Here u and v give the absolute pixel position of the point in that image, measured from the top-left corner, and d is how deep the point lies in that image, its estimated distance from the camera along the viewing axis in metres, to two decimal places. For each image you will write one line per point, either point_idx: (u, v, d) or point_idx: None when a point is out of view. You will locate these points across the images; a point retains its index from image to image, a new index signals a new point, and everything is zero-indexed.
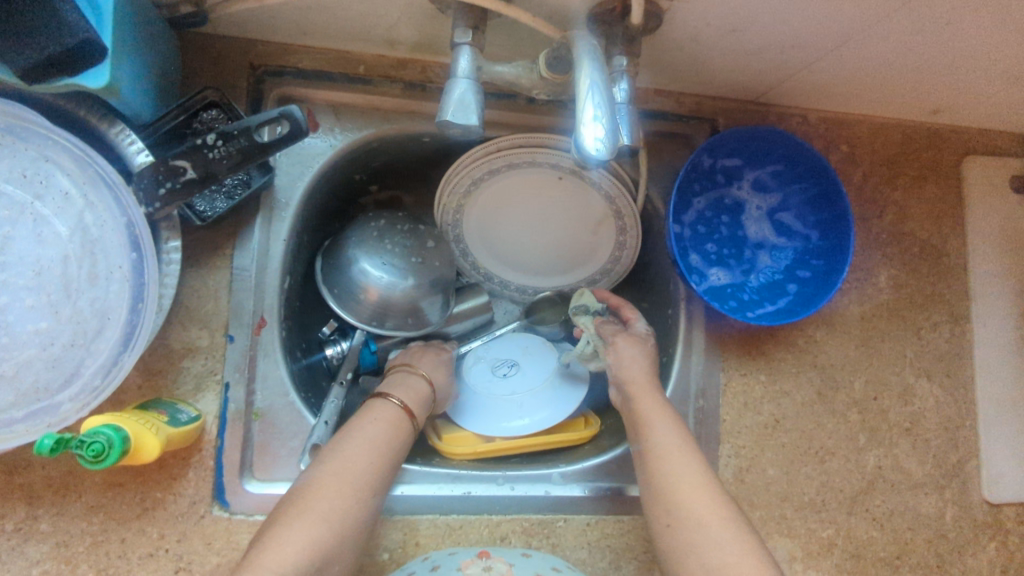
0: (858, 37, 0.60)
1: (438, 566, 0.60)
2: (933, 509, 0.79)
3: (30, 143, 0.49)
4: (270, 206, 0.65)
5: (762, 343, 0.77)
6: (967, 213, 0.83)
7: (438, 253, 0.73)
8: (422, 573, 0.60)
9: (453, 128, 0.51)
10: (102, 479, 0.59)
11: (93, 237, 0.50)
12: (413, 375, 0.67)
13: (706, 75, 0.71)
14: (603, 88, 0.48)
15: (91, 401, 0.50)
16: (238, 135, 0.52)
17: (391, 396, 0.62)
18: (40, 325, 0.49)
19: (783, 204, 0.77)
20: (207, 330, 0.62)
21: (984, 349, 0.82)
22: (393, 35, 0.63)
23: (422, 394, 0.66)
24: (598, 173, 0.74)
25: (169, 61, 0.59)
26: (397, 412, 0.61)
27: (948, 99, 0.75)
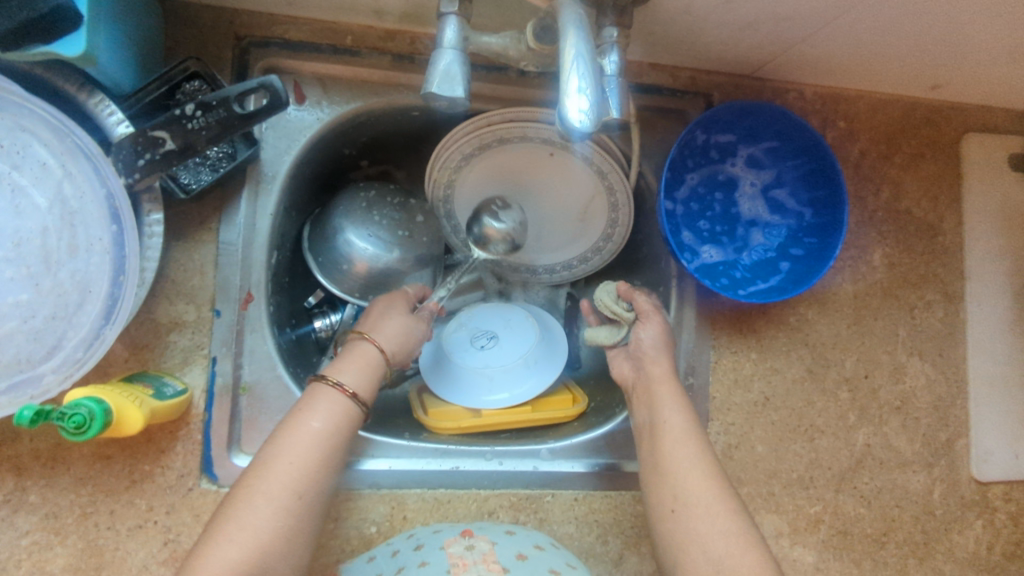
0: (856, 11, 0.59)
1: (422, 545, 0.60)
2: (921, 487, 0.80)
3: (7, 110, 0.49)
4: (255, 178, 0.64)
5: (752, 321, 0.76)
6: (963, 192, 0.82)
7: (426, 228, 0.74)
8: (406, 552, 0.60)
9: (438, 101, 0.50)
10: (91, 451, 0.60)
11: (72, 208, 0.50)
12: (360, 344, 0.60)
13: (700, 48, 0.69)
14: (589, 59, 0.46)
15: (73, 373, 0.50)
16: (217, 105, 0.51)
17: (330, 382, 0.56)
18: (20, 297, 0.49)
19: (777, 181, 0.76)
20: (193, 305, 0.62)
21: (977, 329, 0.82)
22: (380, 5, 0.62)
23: (370, 367, 0.59)
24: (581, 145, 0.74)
25: (152, 30, 0.58)
26: (337, 401, 0.56)
27: (947, 75, 0.74)
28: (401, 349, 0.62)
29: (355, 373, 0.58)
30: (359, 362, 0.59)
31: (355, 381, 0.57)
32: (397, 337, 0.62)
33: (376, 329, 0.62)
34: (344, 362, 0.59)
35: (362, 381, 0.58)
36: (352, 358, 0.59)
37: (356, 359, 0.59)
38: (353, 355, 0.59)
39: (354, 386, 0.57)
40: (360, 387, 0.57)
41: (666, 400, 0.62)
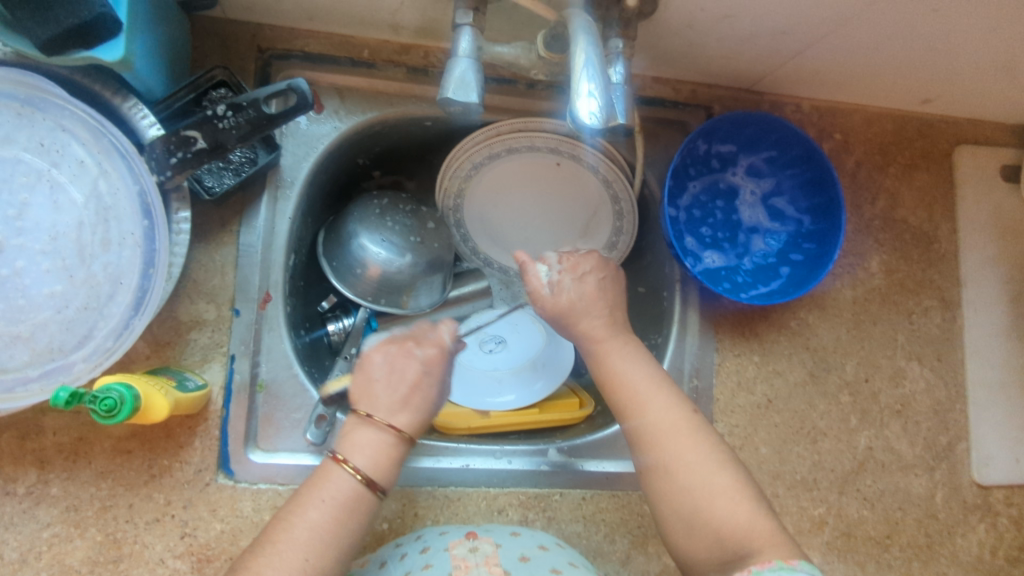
0: (847, 25, 0.62)
1: (427, 548, 0.61)
2: (923, 490, 0.80)
3: (48, 114, 0.54)
4: (276, 183, 0.67)
5: (754, 324, 0.78)
6: (957, 201, 0.84)
7: (437, 235, 0.76)
8: (412, 555, 0.61)
9: (454, 106, 0.53)
10: (112, 446, 0.61)
11: (106, 205, 0.55)
12: (381, 426, 0.57)
13: (700, 62, 0.73)
14: (598, 65, 0.49)
15: (102, 361, 0.55)
16: (247, 106, 0.55)
17: (346, 467, 0.55)
18: (55, 288, 0.54)
19: (776, 189, 0.79)
20: (214, 304, 0.64)
21: (974, 334, 0.83)
22: (397, 19, 0.66)
23: (393, 453, 0.57)
24: (591, 151, 0.78)
25: (181, 40, 0.61)
26: (352, 487, 0.54)
27: (937, 87, 0.77)
28: (423, 428, 0.59)
29: (376, 462, 0.56)
30: (381, 450, 0.56)
31: (376, 470, 0.55)
32: (418, 410, 0.59)
33: (400, 410, 0.58)
34: (362, 445, 0.56)
35: (385, 470, 0.56)
36: (372, 443, 0.56)
37: (376, 445, 0.56)
38: (373, 440, 0.56)
39: (376, 476, 0.55)
40: (383, 476, 0.56)
41: (648, 393, 0.60)
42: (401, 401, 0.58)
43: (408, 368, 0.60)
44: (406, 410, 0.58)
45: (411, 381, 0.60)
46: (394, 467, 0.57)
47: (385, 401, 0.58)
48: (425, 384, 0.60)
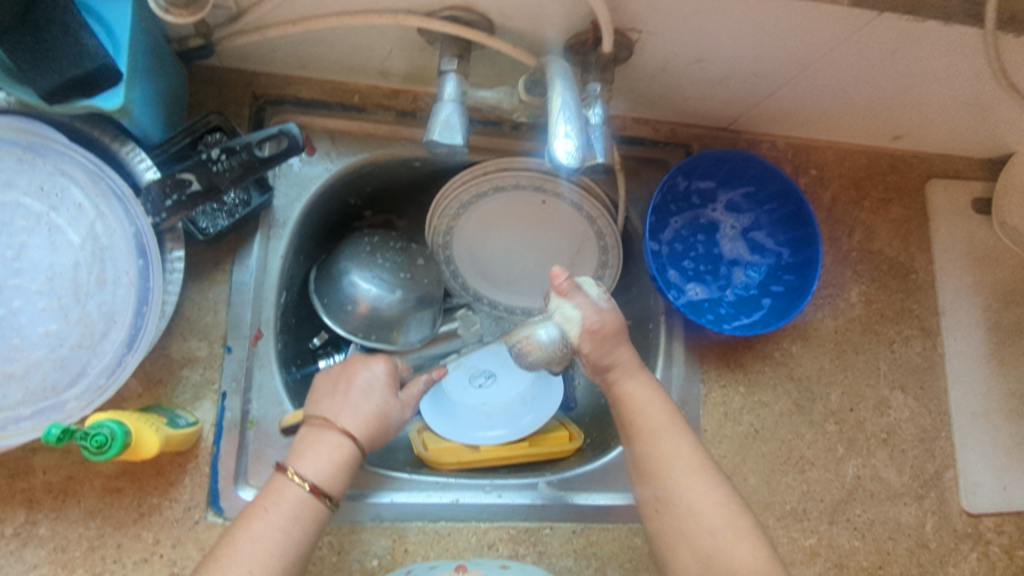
0: (813, 66, 0.66)
1: None
2: (914, 519, 0.80)
3: (48, 159, 0.56)
4: (268, 223, 0.69)
5: (738, 355, 0.79)
6: (932, 233, 0.86)
7: (426, 271, 0.77)
8: None
9: (439, 147, 0.55)
10: (101, 484, 0.61)
11: (102, 245, 0.57)
12: (326, 434, 0.60)
13: (677, 103, 0.76)
14: (574, 108, 0.52)
15: (94, 399, 0.56)
16: (240, 149, 0.58)
17: (291, 474, 0.57)
18: (50, 327, 0.56)
19: (755, 224, 0.81)
20: (206, 341, 0.65)
21: (956, 362, 0.84)
22: (386, 66, 0.69)
23: (339, 460, 0.59)
24: (569, 185, 0.79)
25: (179, 88, 0.64)
26: (299, 493, 0.57)
27: (905, 125, 0.80)
28: (370, 438, 0.62)
29: (324, 469, 0.58)
30: (326, 455, 0.59)
31: (322, 476, 0.58)
32: (361, 419, 0.62)
33: (345, 418, 0.61)
34: (311, 453, 0.59)
35: (331, 476, 0.58)
36: (319, 451, 0.59)
37: (323, 453, 0.59)
38: (319, 447, 0.59)
39: (322, 482, 0.58)
40: (329, 483, 0.58)
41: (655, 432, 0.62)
42: (345, 409, 0.62)
43: (354, 379, 0.64)
44: (351, 417, 0.62)
45: (357, 392, 0.64)
46: (344, 474, 0.59)
47: (332, 410, 0.62)
48: (371, 393, 0.64)
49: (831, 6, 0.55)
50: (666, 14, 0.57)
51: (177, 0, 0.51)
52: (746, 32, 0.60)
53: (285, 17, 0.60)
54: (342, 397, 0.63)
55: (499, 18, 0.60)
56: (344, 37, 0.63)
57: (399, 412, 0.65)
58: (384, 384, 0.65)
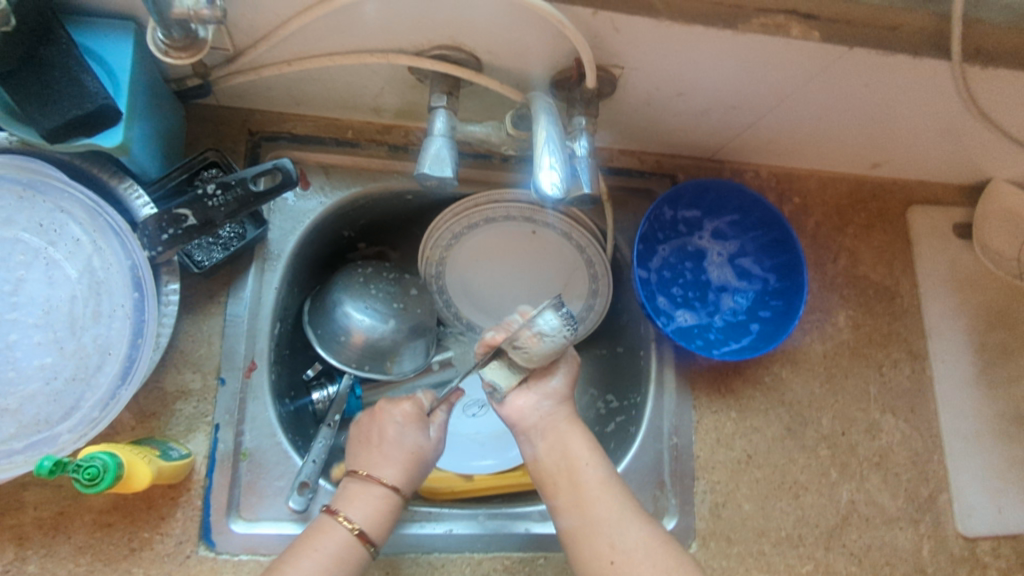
0: (790, 99, 0.68)
1: None
2: (909, 543, 0.79)
3: (47, 196, 0.57)
4: (263, 255, 0.70)
5: (729, 380, 0.80)
6: (914, 257, 0.88)
7: (419, 301, 0.79)
8: None
9: (430, 179, 0.57)
10: (93, 519, 0.61)
11: (99, 279, 0.58)
12: (371, 484, 0.62)
13: (661, 135, 0.78)
14: (558, 141, 0.54)
15: (87, 431, 0.56)
16: (235, 185, 0.59)
17: (339, 518, 0.60)
18: (45, 360, 0.56)
19: (742, 250, 0.83)
20: (200, 373, 0.66)
21: (945, 385, 0.85)
22: (378, 102, 0.71)
23: (385, 508, 0.62)
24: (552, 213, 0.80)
25: (176, 127, 0.66)
26: (346, 536, 0.59)
27: (883, 153, 0.83)
28: (413, 485, 0.64)
29: (368, 516, 0.61)
30: (373, 504, 0.61)
31: (369, 524, 0.60)
32: (407, 469, 0.64)
33: (387, 467, 0.63)
34: (358, 500, 0.61)
35: (376, 524, 0.60)
36: (364, 499, 0.61)
37: (368, 501, 0.61)
38: (365, 496, 0.62)
39: (368, 529, 0.60)
40: (375, 530, 0.60)
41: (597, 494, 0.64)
42: (387, 458, 0.64)
43: (387, 430, 0.65)
44: (391, 467, 0.63)
45: (389, 440, 0.65)
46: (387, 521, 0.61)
47: (369, 461, 0.64)
48: (407, 440, 0.65)
49: (802, 42, 0.58)
50: (647, 50, 0.60)
51: (176, 43, 0.53)
52: (723, 67, 0.63)
53: (281, 57, 0.62)
54: (378, 444, 0.65)
55: (487, 57, 0.63)
56: (337, 76, 0.65)
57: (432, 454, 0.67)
58: (420, 432, 0.66)
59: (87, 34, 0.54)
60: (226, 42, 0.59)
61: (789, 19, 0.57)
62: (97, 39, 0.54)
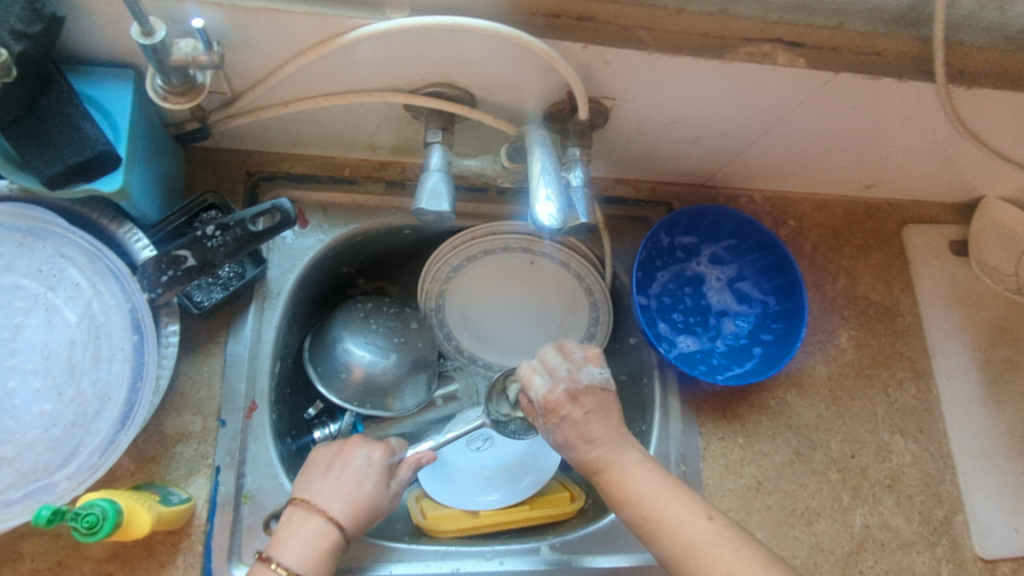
0: (780, 124, 0.69)
1: None
2: (928, 568, 0.77)
3: (48, 242, 0.58)
4: (262, 294, 0.70)
5: (735, 406, 0.79)
6: (913, 276, 0.88)
7: (420, 335, 0.79)
8: None
9: (427, 214, 0.57)
10: (91, 569, 0.60)
11: (98, 322, 0.58)
12: (313, 519, 0.58)
13: (655, 163, 0.79)
14: (553, 172, 0.55)
15: (86, 478, 0.55)
16: (234, 225, 0.59)
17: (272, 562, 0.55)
18: (44, 407, 0.56)
19: (740, 274, 0.83)
20: (200, 416, 0.65)
21: (953, 403, 0.84)
22: (374, 140, 0.72)
23: (325, 547, 0.57)
24: (550, 243, 0.81)
25: (175, 170, 0.67)
26: None
27: (874, 175, 0.83)
28: (359, 525, 0.60)
29: (308, 558, 0.56)
30: (309, 542, 0.57)
31: (307, 566, 0.56)
32: (350, 502, 0.60)
33: (334, 502, 0.59)
34: (294, 540, 0.57)
35: (316, 565, 0.56)
36: (305, 539, 0.57)
37: (308, 540, 0.57)
38: (302, 533, 0.57)
39: (306, 571, 0.55)
40: (314, 572, 0.56)
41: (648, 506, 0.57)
42: (336, 492, 0.60)
43: (348, 463, 0.62)
44: (339, 502, 0.60)
45: (349, 473, 0.62)
46: (327, 561, 0.57)
47: (321, 494, 0.60)
48: (364, 479, 0.62)
49: (790, 69, 0.59)
50: (637, 82, 0.61)
51: (175, 89, 0.53)
52: (713, 96, 0.64)
53: (278, 99, 0.63)
54: (332, 479, 0.61)
55: (480, 93, 0.64)
56: (334, 115, 0.67)
57: (389, 497, 0.63)
58: (381, 468, 0.63)
59: (87, 83, 0.55)
60: (225, 86, 0.61)
61: (774, 47, 0.59)
62: (98, 87, 0.56)
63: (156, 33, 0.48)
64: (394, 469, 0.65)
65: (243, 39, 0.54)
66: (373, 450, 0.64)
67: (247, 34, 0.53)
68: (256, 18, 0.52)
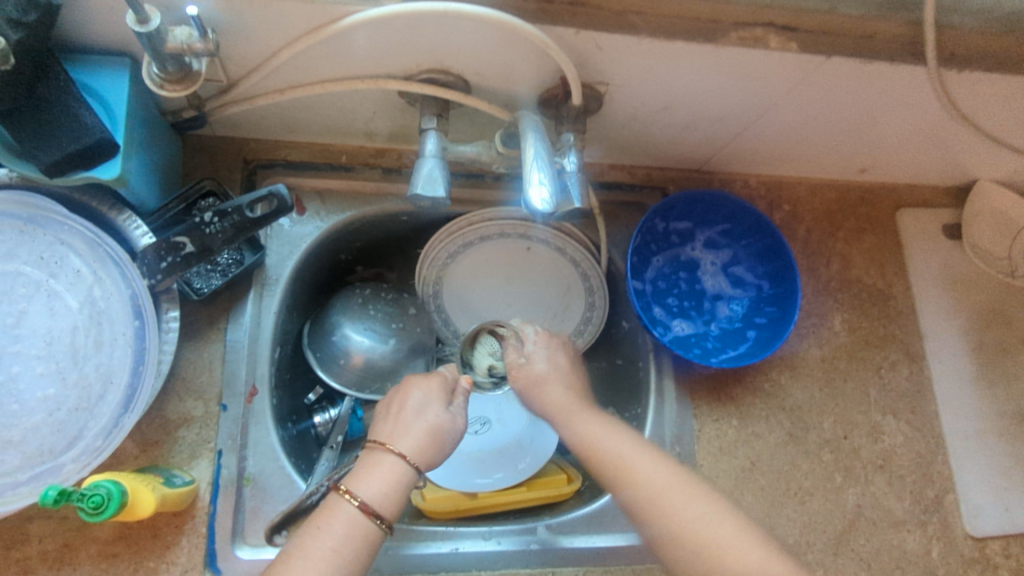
0: (774, 108, 0.70)
1: None
2: (918, 546, 0.79)
3: (48, 230, 0.59)
4: (261, 281, 0.71)
5: (729, 388, 0.80)
6: (907, 259, 0.89)
7: (418, 320, 0.80)
8: None
9: (423, 200, 0.58)
10: (97, 550, 0.61)
11: (100, 308, 0.59)
12: (382, 454, 0.56)
13: (650, 149, 0.80)
14: (546, 157, 0.55)
15: (90, 461, 0.56)
16: (232, 212, 0.60)
17: (347, 493, 0.53)
18: (48, 392, 0.57)
19: (734, 258, 0.84)
20: (202, 400, 0.66)
21: (944, 384, 0.85)
22: (370, 127, 0.73)
23: (394, 480, 0.55)
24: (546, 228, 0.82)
25: (173, 158, 0.68)
26: (354, 512, 0.52)
27: (868, 159, 0.84)
28: (430, 461, 0.58)
29: (377, 489, 0.54)
30: (381, 474, 0.55)
31: (376, 498, 0.54)
32: (418, 437, 0.58)
33: (402, 437, 0.57)
34: (367, 474, 0.55)
35: (385, 498, 0.54)
36: (374, 472, 0.55)
37: (377, 471, 0.55)
38: (372, 466, 0.56)
39: (374, 502, 0.53)
40: (382, 503, 0.54)
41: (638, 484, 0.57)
42: (403, 428, 0.58)
43: (405, 401, 0.60)
44: (406, 436, 0.58)
45: (410, 410, 0.60)
46: (400, 492, 0.55)
47: (388, 432, 0.58)
48: (425, 412, 0.60)
49: (782, 53, 0.60)
50: (630, 67, 0.61)
51: (171, 77, 0.54)
52: (707, 81, 0.64)
53: (274, 86, 0.64)
54: (396, 417, 0.59)
55: (475, 78, 0.64)
56: (329, 102, 0.67)
57: (454, 424, 0.61)
58: (438, 398, 0.61)
59: (84, 71, 0.56)
60: (221, 74, 0.61)
61: (767, 31, 0.59)
62: (95, 75, 0.56)
63: (151, 20, 0.48)
64: (450, 396, 0.63)
65: (237, 26, 0.54)
66: (430, 386, 0.62)
67: (243, 22, 0.54)
68: (250, 6, 0.52)
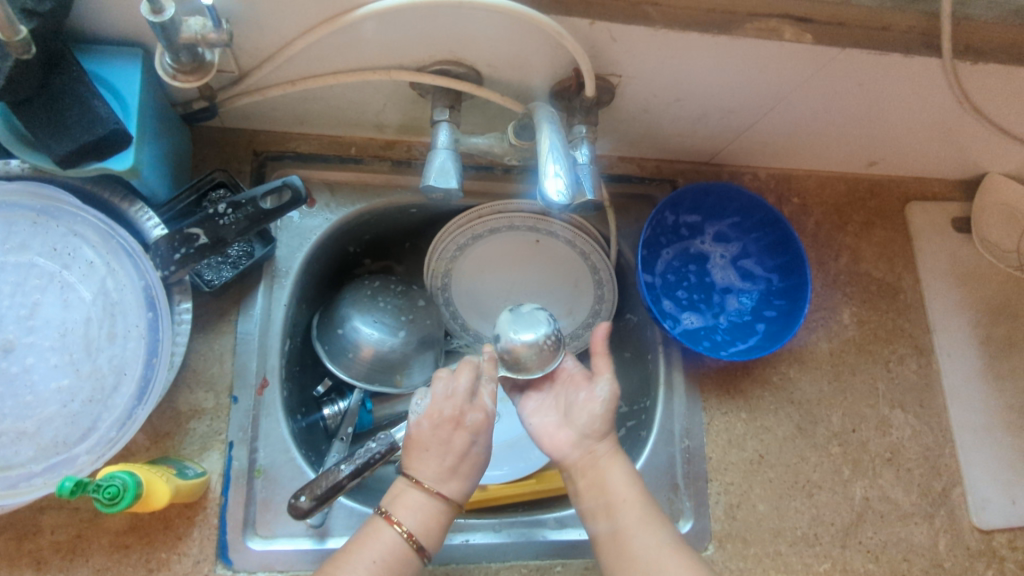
0: (786, 101, 0.70)
1: None
2: (925, 539, 0.79)
3: (61, 220, 0.58)
4: (271, 273, 0.71)
5: (738, 381, 0.80)
6: (916, 253, 0.89)
7: (427, 312, 0.79)
8: None
9: (435, 191, 0.57)
10: (110, 541, 0.61)
11: (113, 300, 0.59)
12: (429, 495, 0.58)
13: (660, 141, 0.80)
14: (561, 149, 0.55)
15: (105, 452, 0.56)
16: (245, 203, 0.60)
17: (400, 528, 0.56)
18: (62, 383, 0.57)
19: (743, 252, 0.84)
20: (212, 392, 0.66)
21: (952, 378, 0.85)
22: (381, 119, 0.73)
23: (441, 518, 0.58)
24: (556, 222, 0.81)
25: (183, 149, 0.67)
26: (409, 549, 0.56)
27: (878, 152, 0.84)
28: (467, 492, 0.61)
29: (423, 523, 0.57)
30: (430, 515, 0.58)
31: (427, 536, 0.57)
32: (462, 475, 0.59)
33: (449, 479, 0.59)
34: (415, 511, 0.57)
35: (430, 532, 0.57)
36: (423, 511, 0.58)
37: (419, 506, 0.58)
38: (421, 506, 0.58)
39: (425, 540, 0.57)
40: (431, 541, 0.58)
41: None
42: (450, 471, 0.59)
43: (455, 443, 0.59)
44: (454, 479, 0.59)
45: (456, 452, 0.59)
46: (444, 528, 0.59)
47: (435, 474, 0.58)
48: (469, 452, 0.60)
49: (796, 45, 0.59)
50: (644, 58, 0.61)
51: (184, 68, 0.53)
52: (720, 73, 0.64)
53: (285, 77, 0.63)
54: (442, 459, 0.59)
55: (487, 70, 0.64)
56: (341, 94, 0.67)
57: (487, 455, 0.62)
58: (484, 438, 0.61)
59: (96, 62, 0.55)
60: (232, 65, 0.61)
61: (781, 23, 0.59)
62: (106, 65, 0.56)
63: (165, 10, 0.48)
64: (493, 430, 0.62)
65: (249, 15, 0.54)
66: (475, 424, 0.60)
67: (255, 11, 0.54)
68: None
